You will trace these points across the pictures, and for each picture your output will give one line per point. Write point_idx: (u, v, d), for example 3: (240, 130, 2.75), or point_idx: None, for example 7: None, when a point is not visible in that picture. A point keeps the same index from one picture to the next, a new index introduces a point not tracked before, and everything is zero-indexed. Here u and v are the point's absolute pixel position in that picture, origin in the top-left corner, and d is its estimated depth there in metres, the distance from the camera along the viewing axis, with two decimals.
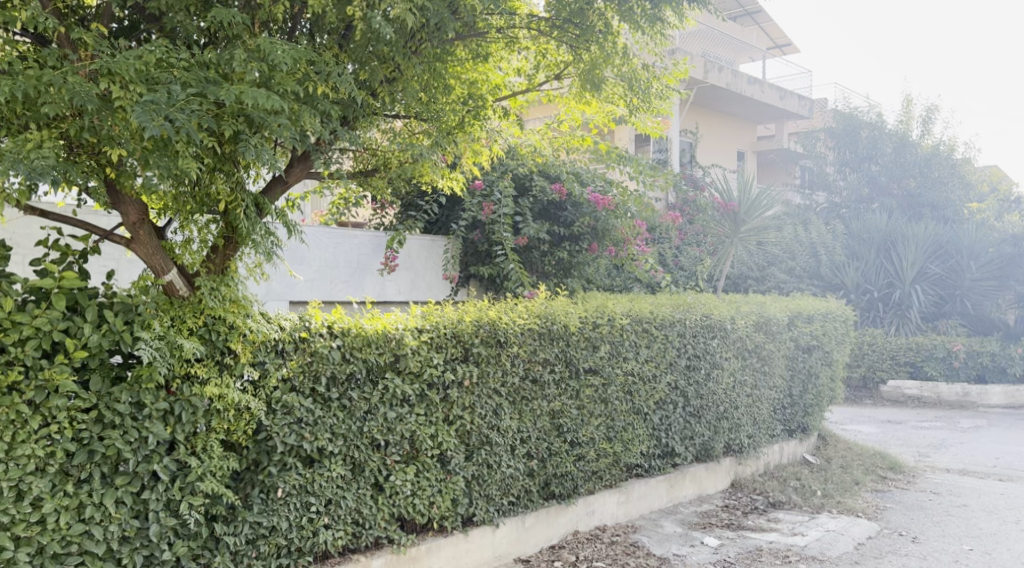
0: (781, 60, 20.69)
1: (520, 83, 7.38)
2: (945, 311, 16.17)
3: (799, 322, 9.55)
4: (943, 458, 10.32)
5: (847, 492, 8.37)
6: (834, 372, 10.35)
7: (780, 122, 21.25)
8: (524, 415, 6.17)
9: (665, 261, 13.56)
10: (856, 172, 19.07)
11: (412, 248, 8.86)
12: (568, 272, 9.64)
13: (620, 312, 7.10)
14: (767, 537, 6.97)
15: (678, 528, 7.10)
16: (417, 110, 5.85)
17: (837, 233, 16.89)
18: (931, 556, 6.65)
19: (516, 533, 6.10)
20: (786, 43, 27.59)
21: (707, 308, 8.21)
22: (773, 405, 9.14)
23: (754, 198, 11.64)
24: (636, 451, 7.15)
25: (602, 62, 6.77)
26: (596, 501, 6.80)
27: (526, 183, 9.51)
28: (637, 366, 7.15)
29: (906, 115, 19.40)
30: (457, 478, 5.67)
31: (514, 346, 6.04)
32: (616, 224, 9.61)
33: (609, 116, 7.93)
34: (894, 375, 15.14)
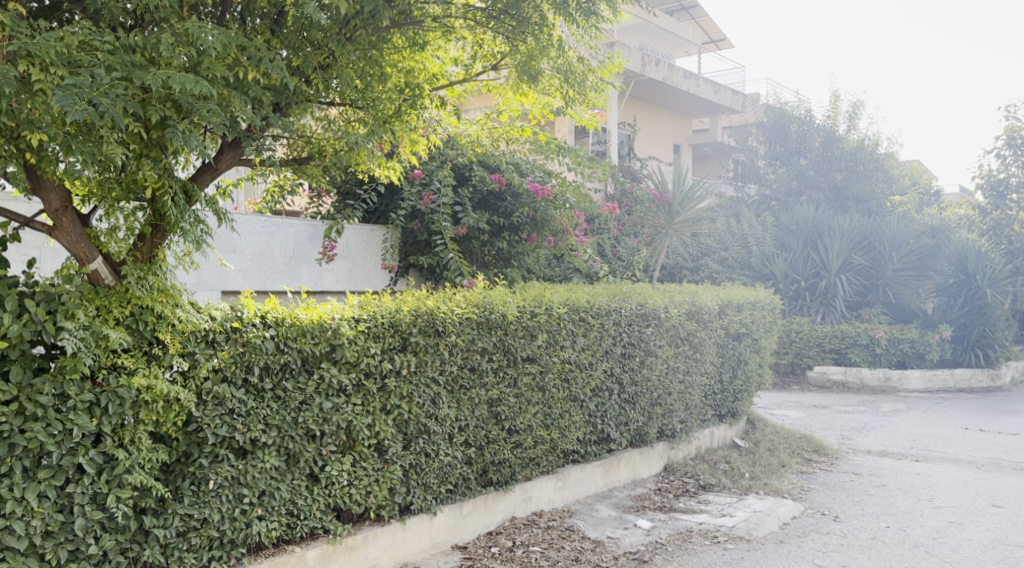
0: (716, 54, 21.06)
1: (457, 73, 7.41)
2: (869, 299, 16.71)
3: (729, 310, 9.78)
4: (865, 440, 10.70)
5: (774, 475, 8.63)
6: (763, 358, 10.61)
7: (714, 116, 21.63)
8: (461, 403, 6.20)
9: (603, 251, 13.71)
10: (786, 165, 19.55)
11: (350, 237, 8.79)
12: (507, 262, 9.67)
13: (557, 301, 7.17)
14: (697, 519, 7.16)
15: (613, 511, 7.23)
16: (352, 98, 5.79)
17: (767, 225, 17.32)
18: (850, 533, 6.91)
19: (454, 520, 6.14)
20: (720, 39, 28.07)
21: (641, 298, 8.34)
22: (704, 391, 9.35)
23: (689, 189, 11.87)
24: (572, 438, 7.25)
25: (539, 54, 6.75)
26: (534, 487, 6.88)
27: (466, 172, 9.48)
28: (574, 354, 7.23)
29: (834, 110, 19.95)
30: (394, 467, 5.67)
31: (452, 335, 6.06)
32: (555, 215, 9.67)
33: (546, 108, 7.97)
34: (820, 361, 15.62)
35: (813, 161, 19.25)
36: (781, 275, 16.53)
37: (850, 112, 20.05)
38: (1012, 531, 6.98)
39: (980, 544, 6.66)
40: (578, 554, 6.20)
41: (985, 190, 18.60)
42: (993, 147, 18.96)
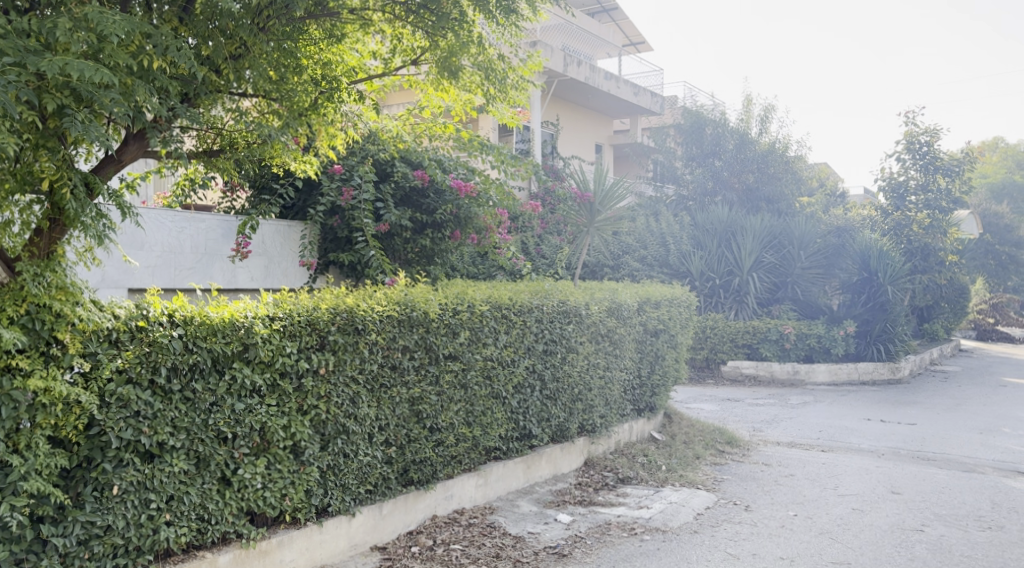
0: (636, 56, 21.34)
1: (377, 66, 7.32)
2: (778, 296, 17.20)
3: (647, 307, 9.90)
4: (774, 432, 11.00)
5: (690, 466, 8.79)
6: (679, 353, 10.78)
7: (634, 117, 21.94)
8: (381, 402, 6.09)
9: (527, 249, 13.72)
10: (702, 166, 19.98)
11: (266, 233, 8.58)
12: (431, 259, 9.50)
13: (480, 299, 7.12)
14: (615, 511, 7.23)
15: (534, 507, 7.24)
16: (266, 90, 5.74)
17: (684, 225, 17.65)
18: (760, 522, 7.08)
19: (373, 521, 6.04)
20: (640, 41, 28.52)
21: (563, 295, 8.36)
22: (624, 386, 9.45)
23: (610, 189, 12.03)
24: (494, 435, 7.23)
25: (459, 50, 6.71)
26: (455, 484, 6.83)
27: (387, 168, 9.34)
28: (496, 352, 7.19)
29: (747, 113, 20.47)
30: (311, 469, 5.55)
31: (372, 333, 5.96)
32: (478, 213, 9.55)
33: (468, 105, 7.95)
34: (733, 356, 16.00)
35: (727, 163, 19.73)
36: (697, 273, 16.85)
37: (762, 116, 20.62)
38: (910, 516, 7.26)
39: (881, 530, 6.90)
40: (498, 550, 6.20)
41: (886, 191, 19.38)
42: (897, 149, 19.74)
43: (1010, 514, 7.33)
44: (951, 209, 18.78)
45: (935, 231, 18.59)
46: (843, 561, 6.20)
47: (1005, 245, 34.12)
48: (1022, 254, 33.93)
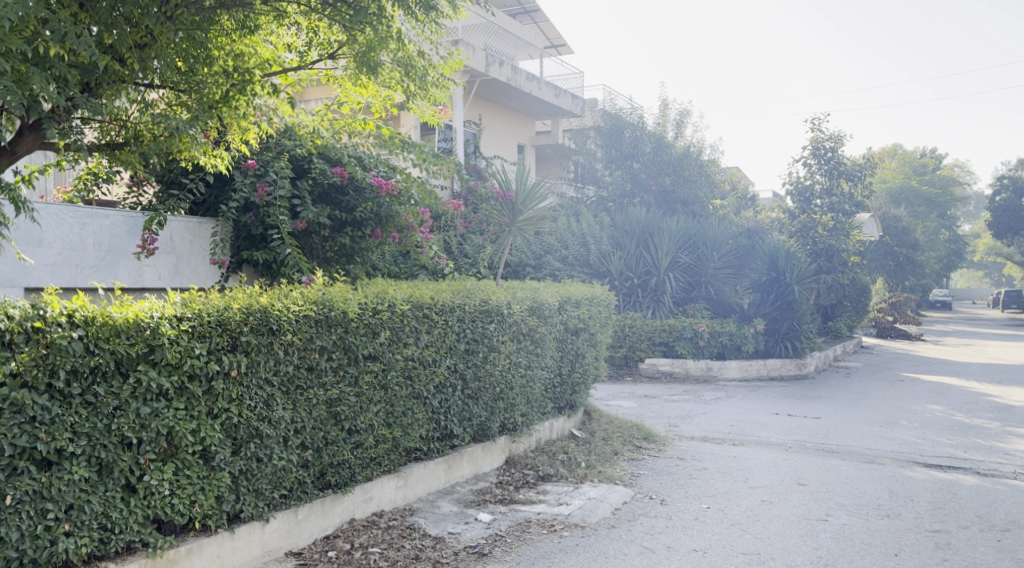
0: (557, 58, 21.49)
1: (292, 60, 7.21)
2: (693, 296, 17.50)
3: (568, 305, 9.95)
4: (688, 426, 11.22)
5: (608, 462, 8.87)
6: (599, 351, 10.86)
7: (555, 118, 22.08)
8: (297, 405, 5.92)
9: (449, 248, 13.63)
10: (620, 168, 20.28)
11: (174, 229, 8.21)
12: (349, 258, 9.26)
13: (400, 298, 6.99)
14: (535, 509, 7.23)
15: (455, 507, 7.18)
16: (174, 81, 5.79)
17: (604, 225, 17.86)
18: (675, 515, 7.19)
19: (288, 526, 5.88)
20: (561, 44, 28.81)
21: (485, 294, 8.30)
22: (545, 384, 9.47)
23: (531, 189, 12.07)
24: (414, 435, 7.13)
25: (378, 45, 6.57)
26: (374, 487, 6.69)
27: (304, 164, 9.06)
28: (417, 351, 7.08)
29: (663, 118, 20.92)
30: (222, 474, 5.37)
31: (287, 334, 5.79)
32: (399, 211, 9.32)
33: (388, 102, 7.85)
34: (650, 354, 16.22)
35: (645, 165, 20.04)
36: (615, 273, 17.03)
37: (678, 120, 21.09)
38: (815, 506, 7.47)
39: (788, 520, 7.08)
40: (418, 552, 6.13)
41: (794, 195, 20.02)
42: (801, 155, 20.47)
43: (907, 503, 7.61)
44: (853, 212, 19.52)
45: (839, 233, 19.15)
46: (753, 552, 6.34)
47: (902, 246, 35.84)
48: (916, 255, 35.76)
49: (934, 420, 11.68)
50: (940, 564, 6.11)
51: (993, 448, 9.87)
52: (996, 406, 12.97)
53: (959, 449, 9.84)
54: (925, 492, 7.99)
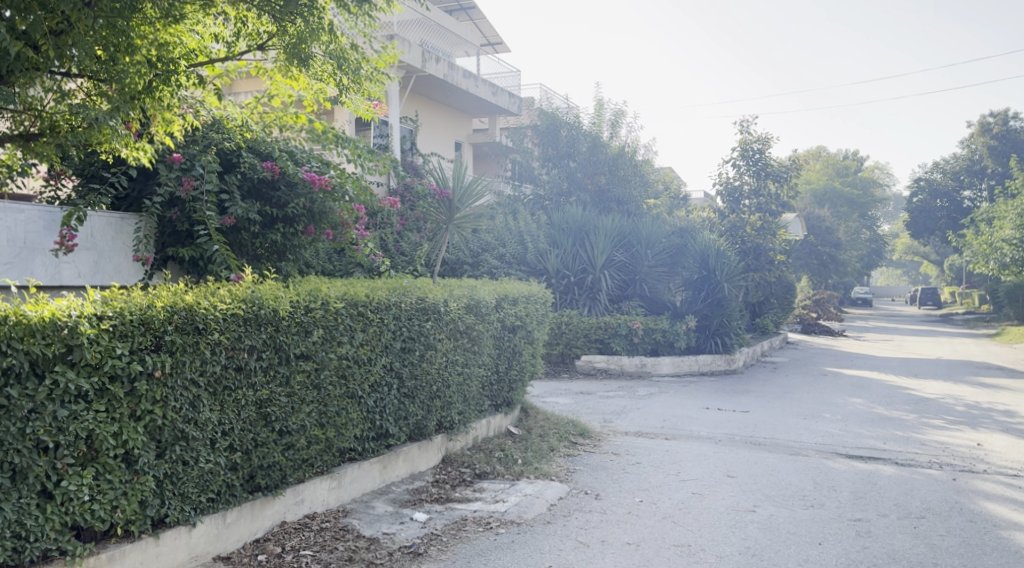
0: (494, 56, 21.45)
1: (219, 50, 7.04)
2: (628, 293, 17.63)
3: (505, 303, 9.91)
4: (623, 422, 11.31)
5: (544, 459, 8.86)
6: (536, 349, 10.84)
7: (492, 116, 22.07)
8: (225, 406, 5.75)
9: (386, 246, 13.48)
10: (557, 167, 20.37)
11: (95, 224, 7.88)
12: (281, 255, 9.04)
13: (334, 295, 6.82)
14: (471, 507, 7.17)
15: (390, 507, 7.08)
16: (94, 69, 5.71)
17: (541, 223, 17.87)
18: (609, 509, 7.22)
19: (216, 530, 5.73)
20: (497, 42, 28.80)
21: (421, 292, 8.18)
22: (481, 382, 9.41)
23: (468, 186, 12.02)
24: (348, 435, 6.98)
25: (309, 37, 6.46)
26: (306, 489, 6.55)
27: (233, 158, 8.75)
28: (352, 350, 6.92)
29: (598, 117, 21.08)
30: (145, 478, 5.20)
31: (214, 333, 5.62)
32: (333, 207, 9.11)
33: (319, 95, 7.70)
34: (586, 350, 16.29)
35: (581, 164, 20.16)
36: (552, 271, 17.00)
37: (612, 120, 21.28)
38: (743, 498, 7.59)
39: (717, 512, 7.18)
40: (351, 553, 6.05)
41: (723, 195, 20.35)
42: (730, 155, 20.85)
43: (830, 493, 7.79)
44: (780, 212, 19.97)
45: (765, 232, 19.60)
46: (684, 543, 6.42)
47: (826, 246, 36.82)
48: (839, 254, 36.76)
49: (856, 413, 12.01)
50: (861, 551, 6.26)
51: (909, 439, 10.19)
52: (913, 398, 13.40)
53: (879, 440, 10.14)
54: (847, 482, 8.19)
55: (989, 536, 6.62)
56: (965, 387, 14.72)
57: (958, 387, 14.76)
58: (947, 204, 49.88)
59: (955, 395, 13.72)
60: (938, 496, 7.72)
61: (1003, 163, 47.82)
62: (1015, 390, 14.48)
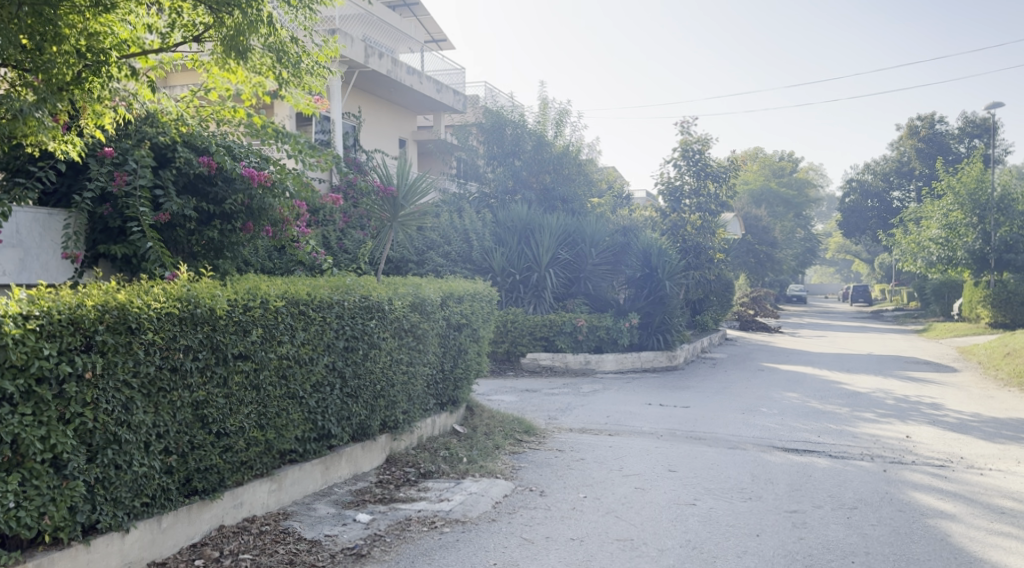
0: (438, 54, 21.33)
1: (153, 42, 6.82)
2: (572, 291, 17.69)
3: (450, 301, 9.84)
4: (568, 419, 11.34)
5: (489, 457, 8.83)
6: (481, 347, 10.78)
7: (437, 113, 21.96)
8: (160, 408, 5.58)
9: (328, 244, 13.30)
10: (502, 165, 20.32)
11: (20, 220, 7.51)
12: (219, 253, 8.80)
13: (274, 294, 6.66)
14: (416, 507, 7.09)
15: (332, 509, 6.97)
16: (18, 60, 5.65)
17: (486, 221, 17.82)
18: (554, 506, 7.22)
19: (150, 536, 5.57)
20: (441, 38, 28.67)
21: (365, 290, 8.04)
22: (426, 381, 9.32)
23: (412, 183, 11.93)
24: (289, 437, 6.83)
25: (247, 29, 6.33)
26: (245, 492, 6.40)
27: (168, 153, 8.49)
28: (292, 350, 6.77)
29: (543, 116, 21.07)
30: (75, 483, 5.03)
31: (148, 333, 5.45)
32: (273, 204, 8.93)
33: (257, 90, 7.53)
34: (531, 348, 16.30)
35: (526, 163, 20.12)
36: (498, 269, 16.92)
37: (557, 119, 21.27)
38: (684, 492, 7.66)
39: (658, 506, 7.23)
40: (292, 557, 5.94)
41: (665, 195, 20.54)
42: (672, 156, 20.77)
43: (767, 485, 7.92)
44: (720, 212, 20.23)
45: (705, 231, 20.05)
46: (627, 538, 6.45)
47: (763, 244, 37.53)
48: (775, 253, 37.50)
49: (792, 407, 12.25)
50: (797, 542, 6.37)
51: (842, 432, 10.43)
52: (846, 392, 13.74)
53: (815, 433, 10.35)
54: (783, 474, 8.34)
55: (917, 524, 6.81)
56: (895, 381, 15.15)
57: (889, 381, 15.17)
58: (878, 205, 51.21)
59: (886, 389, 14.10)
60: (870, 487, 7.89)
61: (930, 165, 49.29)
62: (942, 384, 14.93)
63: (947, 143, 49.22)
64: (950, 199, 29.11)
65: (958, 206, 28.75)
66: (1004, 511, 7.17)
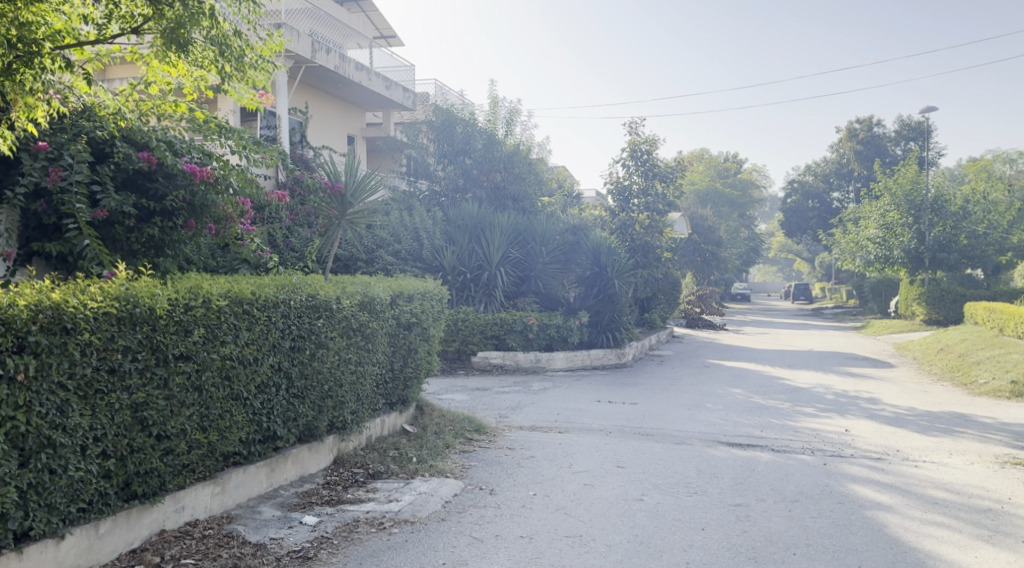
0: (387, 51, 21.16)
1: (89, 33, 6.59)
2: (523, 289, 17.70)
3: (400, 300, 9.73)
4: (518, 417, 11.33)
5: (438, 456, 8.76)
6: (431, 346, 10.69)
7: (386, 110, 21.82)
8: (97, 410, 5.43)
9: (274, 242, 13.10)
10: (452, 164, 20.23)
11: None
12: (159, 250, 8.54)
13: (217, 293, 6.50)
14: (364, 508, 7.00)
15: (278, 511, 6.85)
16: None
17: (437, 220, 17.72)
18: (503, 504, 7.20)
19: (86, 542, 5.43)
20: (390, 35, 28.47)
21: (312, 289, 7.90)
22: (375, 380, 9.22)
23: (360, 181, 11.81)
24: (233, 439, 6.67)
25: (188, 22, 6.36)
26: (187, 495, 6.25)
27: (105, 148, 8.25)
28: (236, 350, 6.62)
29: (493, 115, 20.95)
30: (7, 489, 4.93)
31: (84, 334, 5.32)
32: (216, 201, 8.72)
33: (198, 83, 7.36)
34: (482, 347, 16.25)
35: (477, 162, 20.03)
36: (449, 268, 16.77)
37: (507, 118, 21.12)
38: (631, 487, 7.70)
39: (607, 501, 7.26)
40: (236, 561, 5.82)
41: (614, 194, 20.62)
42: (623, 156, 20.58)
43: (712, 480, 8.01)
44: (667, 211, 20.40)
45: (653, 231, 20.21)
46: (576, 534, 6.46)
47: (708, 243, 38.02)
48: (720, 252, 38.03)
49: (736, 402, 12.42)
50: (741, 535, 6.44)
51: (785, 426, 10.61)
52: (788, 388, 14.00)
53: (758, 428, 10.51)
54: (727, 468, 8.44)
55: (856, 516, 6.94)
56: (835, 377, 15.46)
57: (829, 377, 15.50)
58: (818, 206, 52.22)
59: (826, 385, 14.40)
60: (811, 480, 8.03)
61: (869, 166, 50.45)
62: (880, 379, 15.31)
63: (884, 145, 50.41)
64: (886, 200, 29.76)
65: (895, 207, 29.43)
66: (937, 501, 7.36)
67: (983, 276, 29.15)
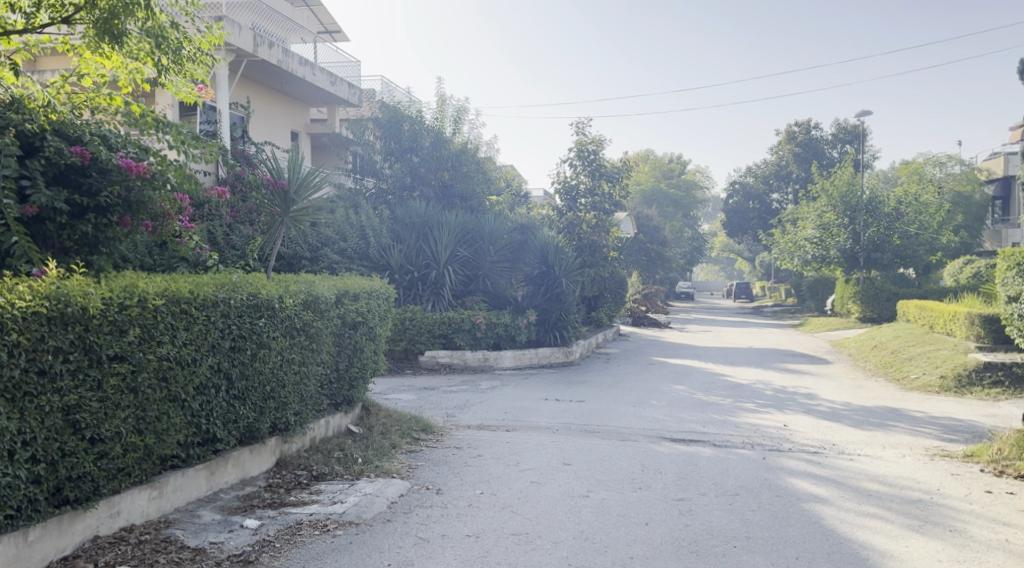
0: (332, 46, 20.90)
1: (16, 22, 6.45)
2: (471, 289, 17.64)
3: (345, 299, 9.60)
4: (466, 416, 11.28)
5: (384, 457, 8.68)
6: (377, 345, 10.58)
7: (330, 106, 21.55)
8: (25, 413, 5.26)
9: (214, 239, 12.84)
10: (399, 162, 20.08)
11: None
12: (93, 248, 8.32)
13: (153, 292, 6.32)
14: (307, 510, 6.88)
15: (218, 515, 6.70)
16: None
17: (383, 218, 17.54)
18: (450, 503, 7.15)
19: (15, 550, 5.27)
20: (334, 31, 28.17)
21: (253, 288, 7.73)
22: (320, 381, 9.08)
23: (304, 178, 11.64)
24: (171, 442, 6.49)
25: (122, 12, 6.18)
26: (122, 500, 6.08)
27: (35, 142, 7.93)
28: (173, 350, 6.44)
29: (440, 112, 20.85)
30: None
31: (11, 334, 5.16)
32: (153, 197, 8.47)
33: (134, 76, 7.17)
34: (430, 346, 16.13)
35: (424, 159, 19.90)
36: (396, 266, 16.65)
37: (455, 117, 21.03)
38: (577, 484, 7.72)
39: (553, 499, 7.26)
40: None
41: (561, 194, 20.71)
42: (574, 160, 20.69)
43: (657, 475, 8.07)
44: (613, 211, 20.50)
45: (600, 230, 20.30)
46: (522, 532, 6.44)
47: (653, 243, 38.42)
48: (665, 251, 38.46)
49: (680, 399, 12.56)
50: (684, 529, 6.50)
51: (726, 422, 10.75)
52: (729, 384, 14.22)
53: (701, 424, 10.64)
54: (671, 464, 8.52)
55: (795, 508, 7.06)
56: (774, 373, 15.76)
57: (768, 373, 15.80)
58: (759, 206, 53.19)
59: (766, 381, 14.67)
60: (751, 474, 8.15)
61: (806, 168, 51.55)
62: (818, 375, 15.65)
63: (821, 148, 51.55)
64: (824, 200, 30.42)
65: (831, 208, 30.11)
66: (871, 493, 7.52)
67: (915, 275, 29.98)
